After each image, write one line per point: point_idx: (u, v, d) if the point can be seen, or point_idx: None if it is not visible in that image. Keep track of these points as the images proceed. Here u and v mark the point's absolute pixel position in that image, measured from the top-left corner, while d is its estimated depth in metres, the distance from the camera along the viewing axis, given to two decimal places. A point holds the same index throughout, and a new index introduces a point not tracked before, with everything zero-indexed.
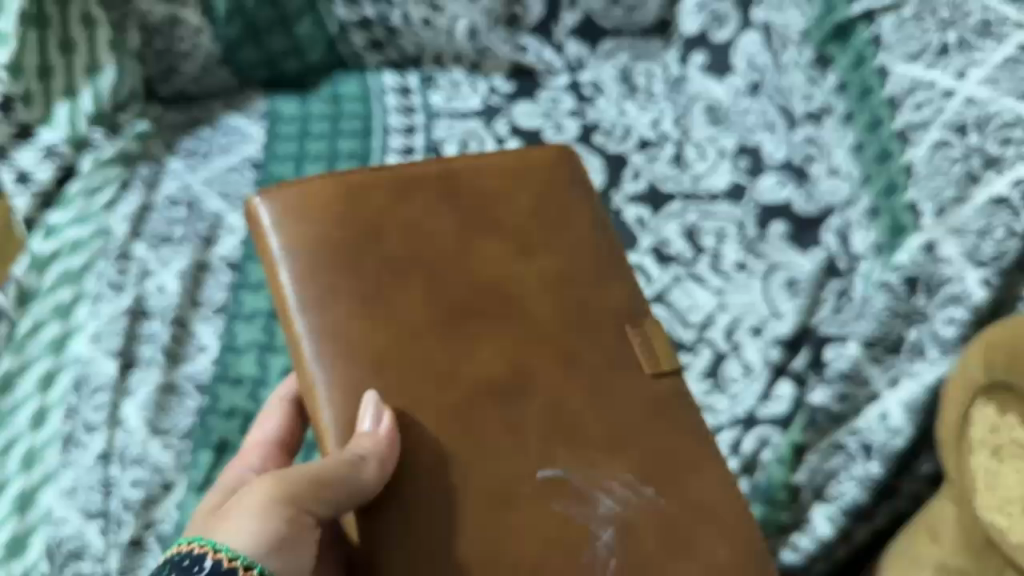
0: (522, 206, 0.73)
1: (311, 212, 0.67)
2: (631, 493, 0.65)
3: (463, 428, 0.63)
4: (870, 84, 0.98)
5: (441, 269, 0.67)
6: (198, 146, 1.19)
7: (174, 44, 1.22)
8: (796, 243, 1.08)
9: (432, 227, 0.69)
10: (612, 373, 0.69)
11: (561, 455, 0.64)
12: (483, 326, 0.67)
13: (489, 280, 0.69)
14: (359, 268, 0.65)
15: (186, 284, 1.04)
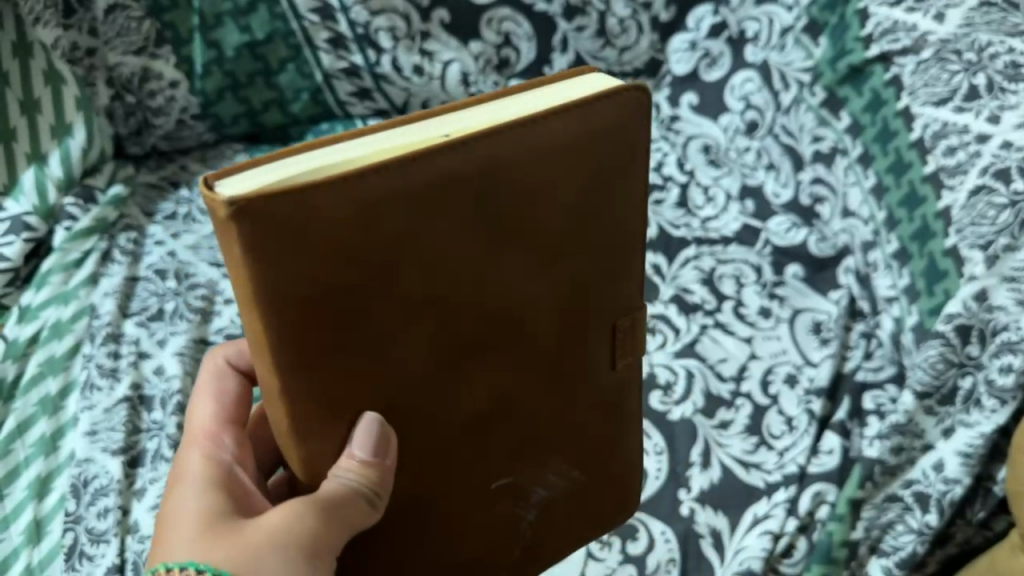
0: (555, 203, 0.56)
1: (291, 245, 0.47)
2: (563, 479, 0.71)
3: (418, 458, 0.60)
4: (895, 129, 0.98)
5: (453, 316, 0.55)
6: (179, 209, 1.12)
7: (145, 99, 1.13)
8: (814, 287, 1.08)
9: (456, 259, 0.53)
10: (588, 374, 0.66)
11: (515, 468, 0.67)
12: (478, 362, 0.58)
13: (501, 308, 0.57)
14: (353, 321, 0.51)
15: (187, 363, 0.95)
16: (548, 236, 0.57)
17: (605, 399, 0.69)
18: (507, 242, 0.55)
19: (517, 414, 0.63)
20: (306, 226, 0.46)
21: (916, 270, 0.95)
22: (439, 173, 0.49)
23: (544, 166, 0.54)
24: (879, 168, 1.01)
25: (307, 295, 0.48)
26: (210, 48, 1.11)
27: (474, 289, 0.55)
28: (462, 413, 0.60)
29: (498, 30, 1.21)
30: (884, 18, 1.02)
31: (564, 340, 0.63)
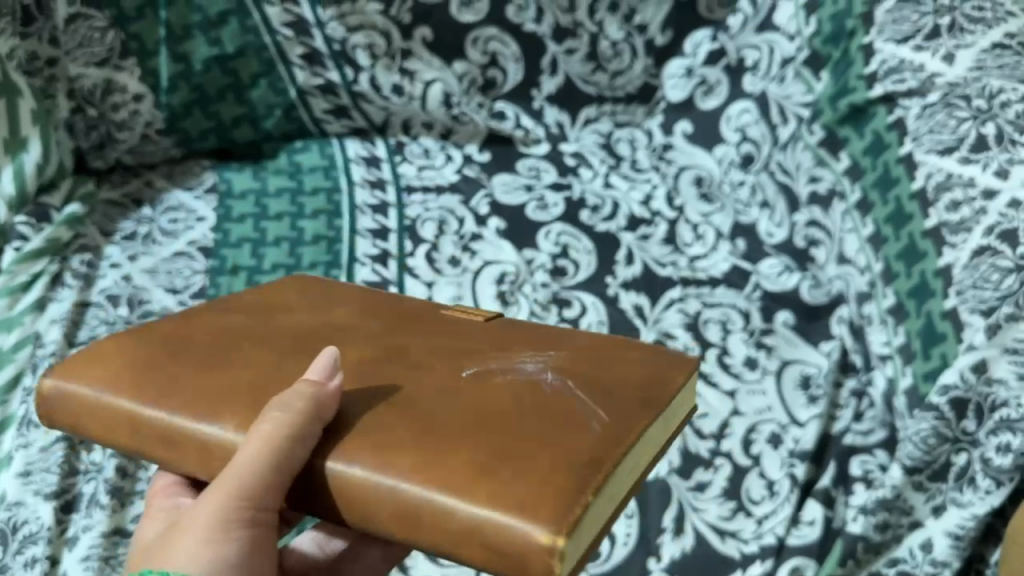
0: (295, 293, 0.75)
1: (110, 364, 0.64)
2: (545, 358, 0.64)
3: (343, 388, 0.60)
4: (896, 175, 0.92)
5: (271, 333, 0.67)
6: (139, 229, 1.07)
7: (108, 112, 1.07)
8: (806, 337, 1.02)
9: (243, 319, 0.69)
10: (448, 323, 0.70)
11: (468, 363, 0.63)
12: (325, 344, 0.66)
13: (309, 325, 0.69)
14: (187, 356, 0.64)
15: None
16: (305, 299, 0.74)
17: (499, 329, 0.70)
18: (288, 307, 0.72)
19: (411, 354, 0.64)
20: (118, 357, 0.64)
21: (912, 330, 0.88)
22: (218, 309, 0.72)
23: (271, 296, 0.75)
24: (878, 217, 0.94)
25: (153, 371, 0.63)
26: (177, 62, 1.05)
27: (271, 323, 0.69)
28: (350, 360, 0.63)
29: (484, 50, 1.16)
30: (889, 55, 0.96)
31: (382, 328, 0.69)
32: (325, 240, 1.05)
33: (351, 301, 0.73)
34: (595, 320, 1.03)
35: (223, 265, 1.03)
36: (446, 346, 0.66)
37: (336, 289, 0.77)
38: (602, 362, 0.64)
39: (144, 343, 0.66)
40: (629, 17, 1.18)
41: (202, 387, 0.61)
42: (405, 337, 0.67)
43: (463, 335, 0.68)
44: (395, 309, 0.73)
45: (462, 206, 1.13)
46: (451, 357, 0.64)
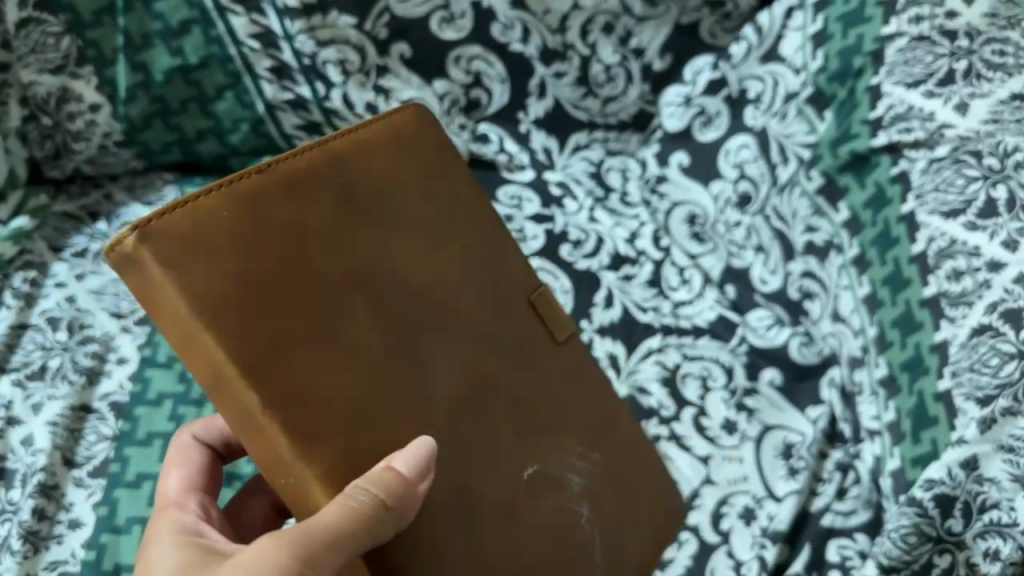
0: (416, 198, 0.61)
1: (199, 253, 0.47)
2: (586, 465, 0.68)
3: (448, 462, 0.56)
4: (896, 235, 0.84)
5: (386, 295, 0.56)
6: (90, 245, 1.02)
7: (64, 121, 1.02)
8: (791, 400, 0.94)
9: (368, 246, 0.56)
10: (541, 356, 0.67)
11: (535, 458, 0.63)
12: (438, 345, 0.58)
13: (424, 290, 0.58)
14: (300, 306, 0.50)
15: (59, 437, 0.86)
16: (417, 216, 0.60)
17: (566, 380, 0.69)
18: (398, 232, 0.58)
19: (497, 415, 0.61)
20: (202, 258, 0.47)
21: (902, 407, 0.81)
22: (335, 183, 0.55)
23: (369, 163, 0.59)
24: (874, 277, 0.86)
25: (260, 318, 0.48)
26: (136, 71, 0.99)
27: (394, 273, 0.57)
28: (450, 409, 0.57)
29: (467, 69, 1.08)
30: (897, 99, 0.87)
31: (492, 330, 0.63)
32: None
33: (456, 247, 0.63)
34: None
35: None
36: (533, 396, 0.65)
37: (446, 183, 0.64)
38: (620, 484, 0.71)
39: (258, 253, 0.49)
40: (625, 39, 1.10)
41: (322, 387, 0.50)
42: (510, 370, 0.63)
43: (542, 391, 0.66)
44: (500, 286, 0.65)
45: None
46: (534, 427, 0.64)
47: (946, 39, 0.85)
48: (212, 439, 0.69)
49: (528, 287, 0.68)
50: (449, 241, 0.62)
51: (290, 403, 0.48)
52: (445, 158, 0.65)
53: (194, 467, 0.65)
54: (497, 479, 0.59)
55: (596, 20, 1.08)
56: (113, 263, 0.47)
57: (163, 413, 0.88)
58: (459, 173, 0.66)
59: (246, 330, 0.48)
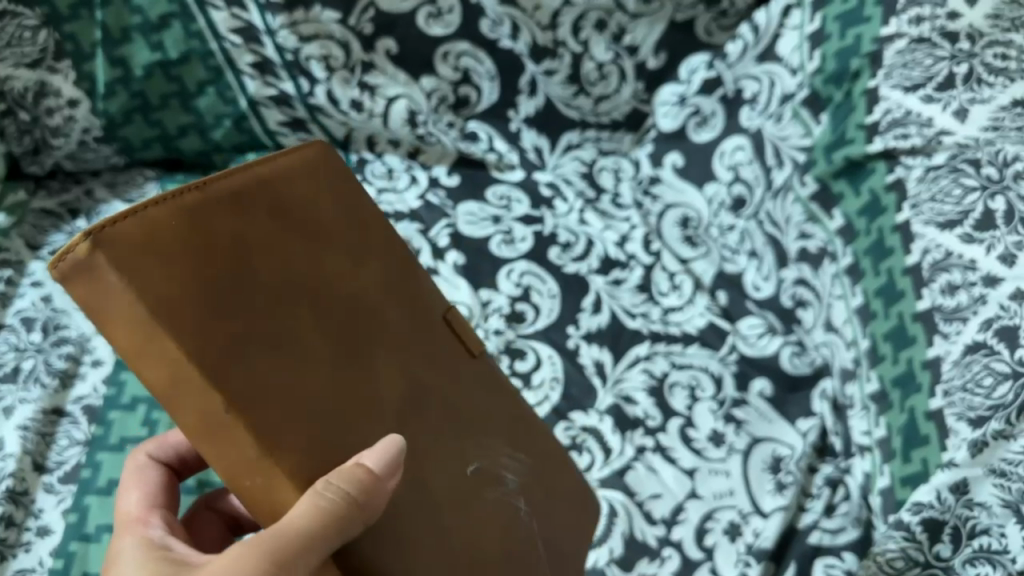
0: (350, 204, 0.55)
1: (140, 267, 0.41)
2: (520, 470, 0.63)
3: (417, 467, 0.52)
4: (891, 246, 0.81)
5: (342, 300, 0.51)
6: (69, 243, 1.00)
7: (42, 117, 0.99)
8: (782, 412, 0.92)
9: (306, 253, 0.49)
10: (473, 359, 0.62)
11: (482, 457, 0.58)
12: (396, 351, 0.53)
13: (377, 295, 0.54)
14: (252, 321, 0.44)
15: (29, 442, 0.84)
16: (358, 224, 0.55)
17: (493, 385, 0.64)
18: (349, 240, 0.54)
19: (449, 422, 0.56)
20: (140, 274, 0.41)
21: (893, 425, 0.78)
22: (273, 194, 0.50)
23: (294, 173, 0.52)
24: (868, 288, 0.84)
25: (212, 336, 0.42)
26: (115, 66, 0.97)
27: (349, 279, 0.52)
28: (414, 414, 0.53)
29: (455, 65, 1.06)
30: (894, 104, 0.84)
31: (426, 333, 0.57)
32: None
33: (390, 253, 0.57)
34: (550, 376, 0.94)
35: None
36: (465, 405, 0.59)
37: (364, 198, 0.57)
38: (546, 492, 0.66)
39: (184, 271, 0.42)
40: (618, 36, 1.06)
41: (269, 396, 0.44)
42: (446, 378, 0.58)
43: (479, 391, 0.61)
44: (434, 293, 0.61)
45: (422, 237, 1.04)
46: (472, 437, 0.58)
47: (948, 41, 0.82)
48: (167, 457, 0.61)
49: (440, 307, 0.60)
50: (391, 251, 0.57)
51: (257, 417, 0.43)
52: (353, 177, 0.57)
53: (154, 484, 0.57)
54: (462, 482, 0.55)
55: (588, 17, 1.05)
56: (59, 273, 0.40)
57: (136, 418, 0.86)
58: (364, 199, 0.57)
59: (214, 336, 0.42)
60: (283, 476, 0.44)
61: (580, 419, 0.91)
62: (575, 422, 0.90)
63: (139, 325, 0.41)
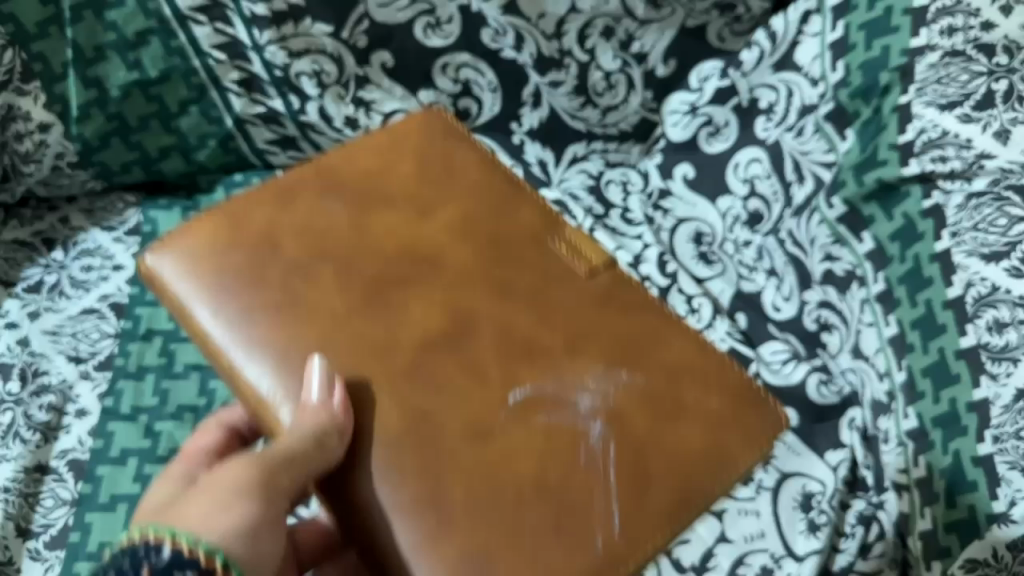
0: (405, 172, 0.71)
1: (207, 261, 0.65)
2: (609, 385, 0.62)
3: (411, 383, 0.61)
4: (929, 276, 0.76)
5: (351, 264, 0.65)
6: (46, 278, 0.93)
7: (13, 142, 0.92)
8: (809, 442, 0.88)
9: (325, 227, 0.67)
10: (545, 282, 0.67)
11: (521, 376, 0.62)
12: (410, 292, 0.65)
13: (405, 242, 0.67)
14: (264, 276, 0.64)
15: (11, 506, 0.78)
16: (405, 194, 0.70)
17: (555, 290, 0.66)
18: (383, 204, 0.69)
19: (472, 326, 0.64)
20: (218, 228, 0.67)
21: (935, 466, 0.74)
22: (325, 168, 0.71)
23: (354, 156, 0.72)
24: (903, 318, 0.79)
25: (257, 284, 0.64)
26: (89, 87, 0.90)
27: (360, 245, 0.66)
28: (415, 334, 0.63)
29: (455, 77, 1.00)
30: (929, 123, 0.79)
31: (470, 270, 0.66)
32: None
33: (449, 207, 0.70)
34: None
35: (136, 328, 0.89)
36: (517, 346, 0.63)
37: (442, 154, 0.73)
38: (718, 418, 0.63)
39: (242, 235, 0.66)
40: (626, 44, 1.00)
41: (352, 282, 0.65)
42: (481, 315, 0.64)
43: (547, 293, 0.66)
44: (501, 230, 0.69)
45: None
46: (516, 357, 0.63)
47: (984, 55, 0.78)
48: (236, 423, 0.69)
49: (532, 230, 0.70)
50: (442, 205, 0.70)
51: (260, 339, 0.62)
52: (461, 146, 0.74)
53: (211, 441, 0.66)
54: (468, 394, 0.61)
55: (595, 24, 0.99)
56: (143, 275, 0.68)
57: (127, 475, 0.81)
58: (484, 163, 0.73)
59: (261, 263, 0.65)
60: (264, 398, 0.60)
61: None
62: None
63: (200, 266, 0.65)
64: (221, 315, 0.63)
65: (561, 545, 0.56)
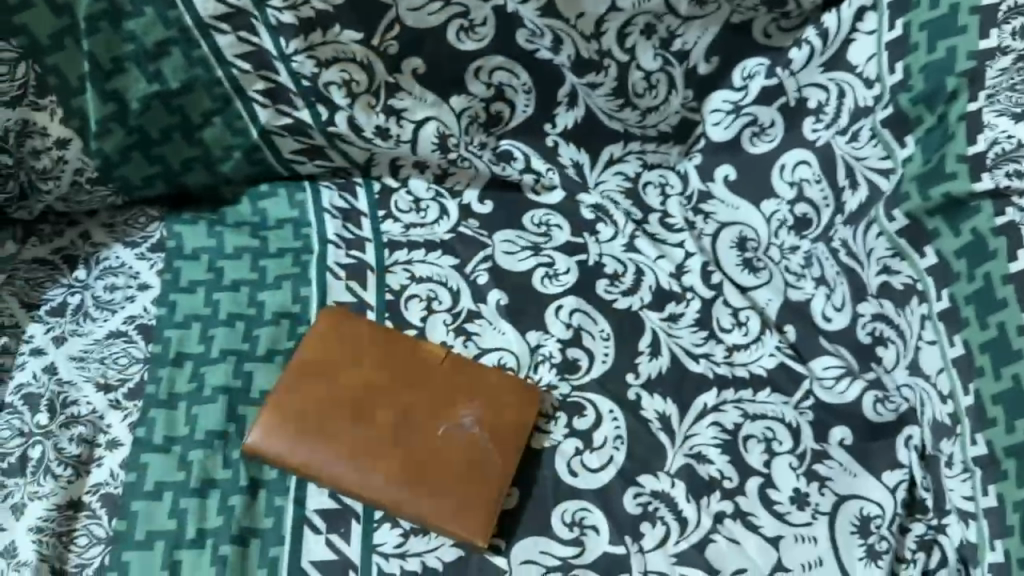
0: (327, 347, 0.85)
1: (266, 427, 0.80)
2: (476, 414, 0.83)
3: (352, 438, 0.80)
4: (1003, 298, 0.73)
5: (306, 394, 0.82)
6: (69, 300, 0.89)
7: (29, 159, 0.88)
8: (864, 463, 0.85)
9: (297, 381, 0.83)
10: (405, 341, 0.86)
11: (422, 428, 0.82)
12: (333, 383, 0.83)
13: (339, 384, 0.83)
14: (282, 415, 0.81)
15: (46, 546, 0.75)
16: (334, 373, 0.84)
17: (438, 374, 0.85)
18: (329, 390, 0.83)
19: (382, 408, 0.82)
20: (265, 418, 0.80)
21: (1008, 498, 0.72)
22: (297, 379, 0.83)
23: (306, 378, 0.83)
24: (970, 338, 0.76)
25: (269, 420, 0.80)
26: (108, 101, 0.87)
27: (316, 385, 0.83)
28: (339, 411, 0.82)
29: (488, 81, 0.97)
30: (1002, 134, 0.75)
31: (373, 363, 0.85)
32: (288, 319, 0.89)
33: (366, 355, 0.85)
34: (612, 434, 0.85)
35: (166, 353, 0.86)
36: (419, 413, 0.83)
37: (361, 340, 0.86)
38: (527, 399, 0.85)
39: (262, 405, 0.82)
40: (667, 41, 0.96)
41: (306, 405, 0.82)
42: (390, 399, 0.83)
43: (428, 382, 0.85)
44: (394, 369, 0.85)
45: (457, 274, 0.95)
46: (424, 426, 0.82)
47: None
48: None
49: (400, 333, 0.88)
50: (366, 371, 0.84)
51: (290, 441, 0.80)
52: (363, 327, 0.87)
53: None
54: (402, 469, 0.79)
55: (635, 22, 0.95)
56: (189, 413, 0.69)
57: (162, 509, 0.77)
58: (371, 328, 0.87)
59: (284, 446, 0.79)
60: (284, 454, 0.79)
61: (649, 483, 0.82)
62: (644, 488, 0.82)
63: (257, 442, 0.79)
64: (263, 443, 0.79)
65: (483, 494, 0.79)
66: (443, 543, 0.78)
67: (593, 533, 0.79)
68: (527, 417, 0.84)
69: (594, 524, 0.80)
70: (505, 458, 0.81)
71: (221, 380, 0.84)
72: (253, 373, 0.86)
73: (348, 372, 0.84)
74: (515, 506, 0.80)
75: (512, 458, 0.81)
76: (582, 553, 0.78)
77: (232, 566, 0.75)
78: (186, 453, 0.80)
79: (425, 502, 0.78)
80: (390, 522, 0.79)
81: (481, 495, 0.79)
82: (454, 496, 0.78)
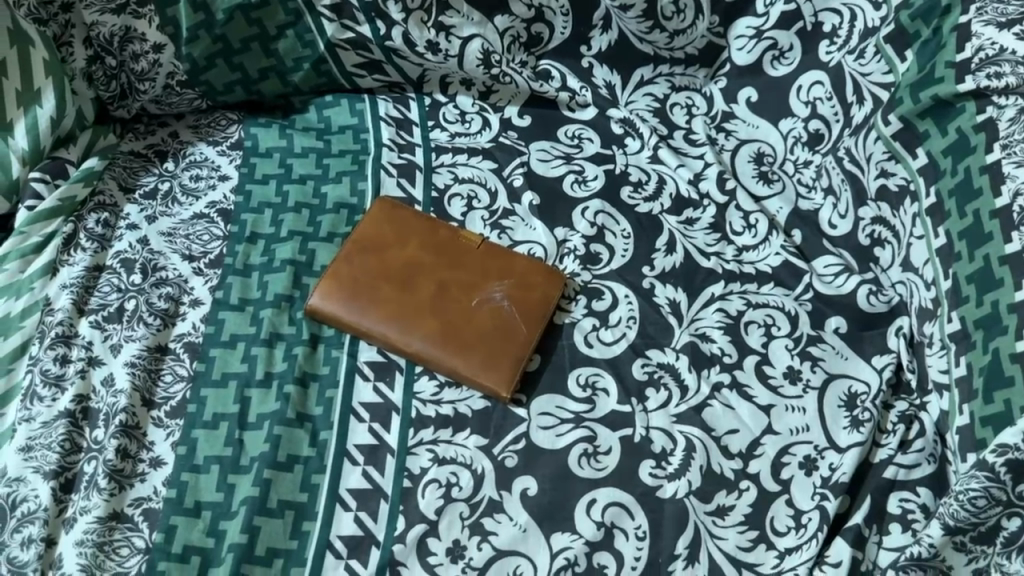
0: (380, 231, 0.97)
1: (325, 293, 0.93)
2: (504, 289, 0.95)
3: (399, 304, 0.92)
4: (978, 187, 0.81)
5: (359, 268, 0.95)
6: (160, 186, 1.03)
7: (128, 61, 1.03)
8: (854, 347, 0.93)
9: (352, 257, 0.95)
10: (446, 229, 0.99)
11: (458, 298, 0.94)
12: (384, 260, 0.95)
13: (388, 262, 0.95)
14: (338, 284, 0.93)
15: (138, 378, 0.87)
16: (386, 252, 0.96)
17: (474, 256, 0.97)
18: (380, 265, 0.95)
19: (427, 281, 0.94)
20: (324, 287, 0.93)
21: (975, 365, 0.80)
22: (355, 255, 0.95)
23: (360, 255, 0.95)
24: (951, 226, 0.84)
25: (327, 288, 0.93)
26: (198, 10, 1.01)
27: (368, 262, 0.95)
28: (388, 283, 0.94)
29: (529, 3, 1.10)
30: (987, 41, 0.84)
31: (418, 245, 0.97)
32: (346, 208, 1.02)
33: (413, 239, 0.97)
34: (626, 315, 0.95)
35: (242, 231, 0.99)
36: (456, 288, 0.94)
37: (409, 226, 0.98)
38: (550, 280, 0.96)
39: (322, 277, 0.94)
40: None
41: (360, 277, 0.94)
42: (432, 276, 0.95)
43: (467, 263, 0.96)
44: (436, 252, 0.97)
45: (496, 176, 1.06)
46: (461, 297, 0.94)
47: None
48: None
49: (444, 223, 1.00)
50: (413, 252, 0.96)
51: (344, 306, 0.92)
52: (411, 217, 0.99)
53: None
54: (442, 330, 0.91)
55: None
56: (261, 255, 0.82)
57: (236, 356, 0.90)
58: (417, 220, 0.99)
59: (340, 309, 0.92)
60: (340, 314, 0.92)
61: (656, 356, 0.93)
62: (651, 359, 0.92)
63: (317, 306, 0.92)
64: (323, 306, 0.92)
65: (510, 353, 0.90)
66: (473, 395, 0.89)
67: (604, 395, 0.90)
68: (551, 294, 0.95)
69: (605, 388, 0.90)
70: (529, 325, 0.92)
71: (290, 254, 0.97)
72: (316, 251, 0.98)
73: (396, 252, 0.96)
74: (536, 369, 0.92)
75: (535, 326, 0.92)
76: (593, 409, 0.89)
77: (293, 402, 0.87)
78: (258, 312, 0.93)
79: (459, 357, 0.89)
80: (428, 376, 0.91)
81: (507, 356, 0.90)
82: (484, 355, 0.90)
